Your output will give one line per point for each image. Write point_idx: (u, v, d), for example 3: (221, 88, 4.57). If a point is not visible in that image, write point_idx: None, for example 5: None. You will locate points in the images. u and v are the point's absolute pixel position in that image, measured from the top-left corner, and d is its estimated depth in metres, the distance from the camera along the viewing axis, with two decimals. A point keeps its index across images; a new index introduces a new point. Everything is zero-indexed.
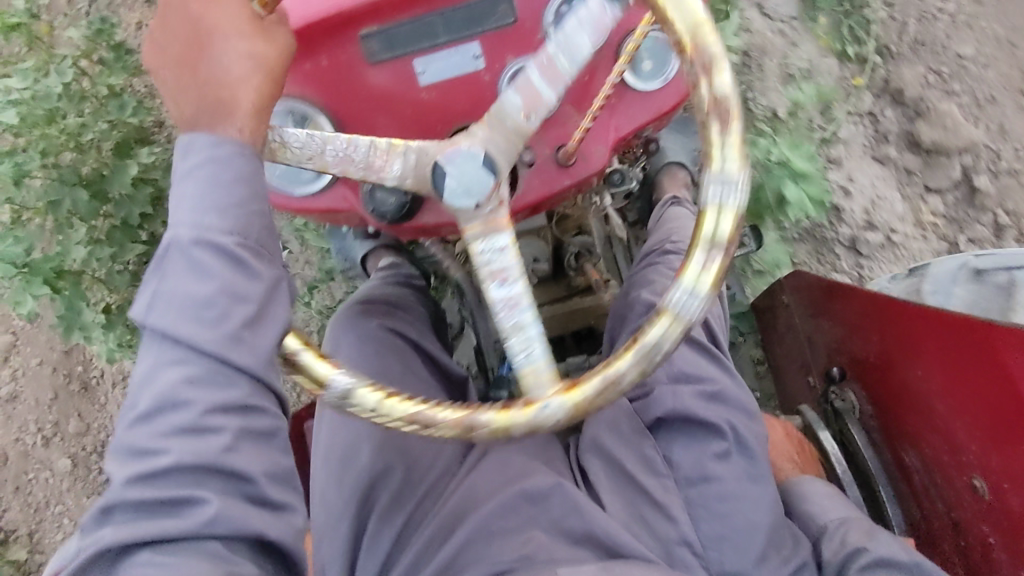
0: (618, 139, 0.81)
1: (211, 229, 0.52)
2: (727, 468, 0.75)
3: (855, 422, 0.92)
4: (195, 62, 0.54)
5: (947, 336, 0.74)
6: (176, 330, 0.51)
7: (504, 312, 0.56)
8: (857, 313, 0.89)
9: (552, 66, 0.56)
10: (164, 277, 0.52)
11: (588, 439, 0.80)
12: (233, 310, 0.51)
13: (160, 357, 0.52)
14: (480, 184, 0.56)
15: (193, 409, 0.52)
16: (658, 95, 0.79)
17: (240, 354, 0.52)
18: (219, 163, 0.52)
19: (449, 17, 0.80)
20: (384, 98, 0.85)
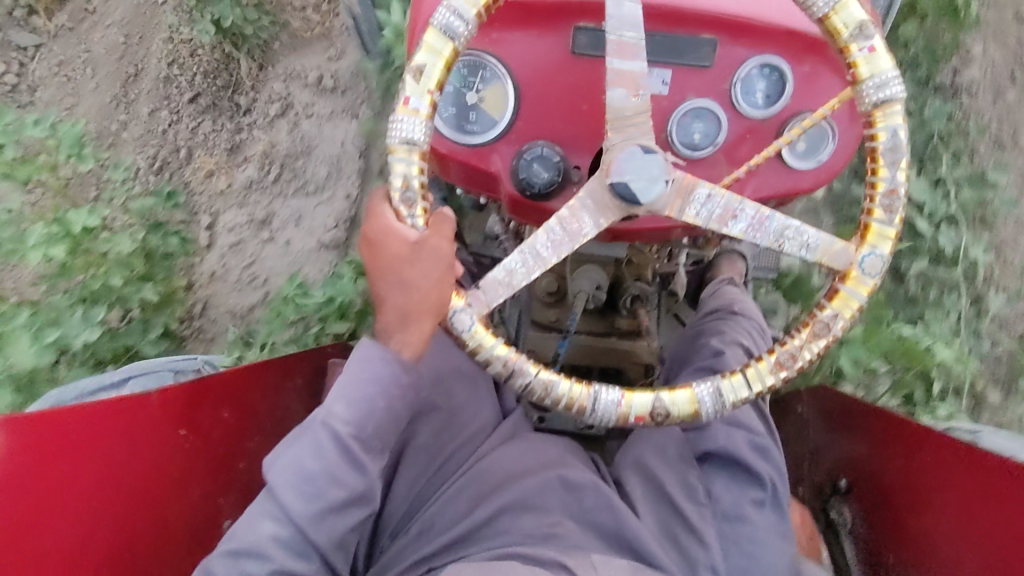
0: (751, 199, 0.84)
1: (336, 419, 0.69)
2: (761, 517, 0.80)
3: (847, 537, 1.10)
4: (389, 289, 0.66)
5: (981, 476, 0.87)
6: (284, 492, 0.68)
7: (758, 232, 0.66)
8: (887, 437, 1.04)
9: (624, 47, 0.66)
10: (293, 448, 0.70)
11: (631, 456, 0.87)
12: (331, 490, 0.69)
13: (265, 512, 0.69)
14: (657, 167, 0.64)
15: (269, 565, 0.67)
16: (800, 173, 0.83)
17: (317, 530, 0.69)
18: (366, 367, 0.69)
19: (659, 41, 0.78)
20: (564, 91, 0.82)
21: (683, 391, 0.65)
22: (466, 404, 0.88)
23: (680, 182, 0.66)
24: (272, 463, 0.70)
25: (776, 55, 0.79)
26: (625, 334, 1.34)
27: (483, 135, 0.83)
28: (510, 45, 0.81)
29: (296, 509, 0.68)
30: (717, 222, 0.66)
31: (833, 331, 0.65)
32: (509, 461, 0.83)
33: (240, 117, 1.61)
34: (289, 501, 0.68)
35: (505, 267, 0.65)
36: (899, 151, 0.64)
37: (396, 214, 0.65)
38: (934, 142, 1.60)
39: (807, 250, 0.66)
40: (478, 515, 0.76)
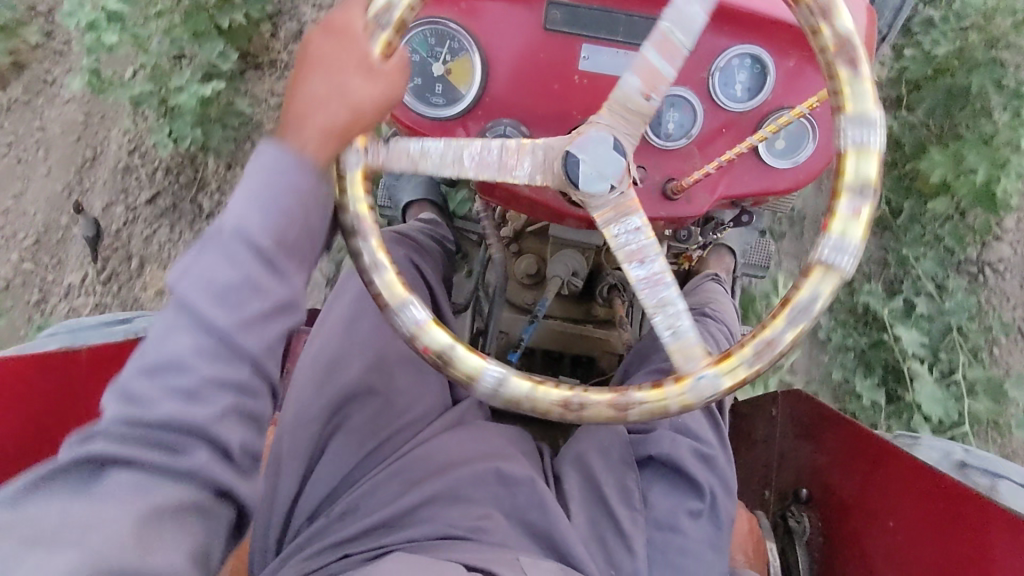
0: (724, 196, 0.81)
1: (254, 225, 0.54)
2: (694, 527, 0.78)
3: (802, 547, 1.07)
4: (335, 83, 0.57)
5: (936, 504, 0.85)
6: (193, 305, 0.52)
7: (648, 290, 0.63)
8: (848, 451, 1.03)
9: (669, 43, 0.60)
10: (201, 256, 0.54)
11: (574, 453, 0.85)
12: (252, 304, 0.53)
13: (172, 323, 0.53)
14: (613, 166, 0.61)
15: (193, 374, 0.51)
16: (777, 173, 0.80)
17: (245, 336, 0.53)
18: (279, 171, 0.55)
19: (638, 23, 0.74)
20: (535, 67, 0.78)
21: (479, 357, 0.62)
22: (407, 390, 0.84)
23: (623, 201, 0.62)
24: (173, 280, 0.54)
25: (760, 46, 0.74)
26: (601, 322, 1.32)
27: (448, 108, 0.79)
28: (482, 16, 0.77)
29: (214, 320, 0.52)
30: (626, 255, 0.63)
31: (665, 409, 0.61)
32: (447, 447, 0.81)
33: (201, 221, 1.57)
34: (204, 313, 0.52)
35: (421, 144, 0.63)
36: (807, 316, 0.60)
37: (364, 26, 0.58)
38: (952, 334, 1.51)
39: (672, 333, 0.62)
40: (405, 504, 0.75)
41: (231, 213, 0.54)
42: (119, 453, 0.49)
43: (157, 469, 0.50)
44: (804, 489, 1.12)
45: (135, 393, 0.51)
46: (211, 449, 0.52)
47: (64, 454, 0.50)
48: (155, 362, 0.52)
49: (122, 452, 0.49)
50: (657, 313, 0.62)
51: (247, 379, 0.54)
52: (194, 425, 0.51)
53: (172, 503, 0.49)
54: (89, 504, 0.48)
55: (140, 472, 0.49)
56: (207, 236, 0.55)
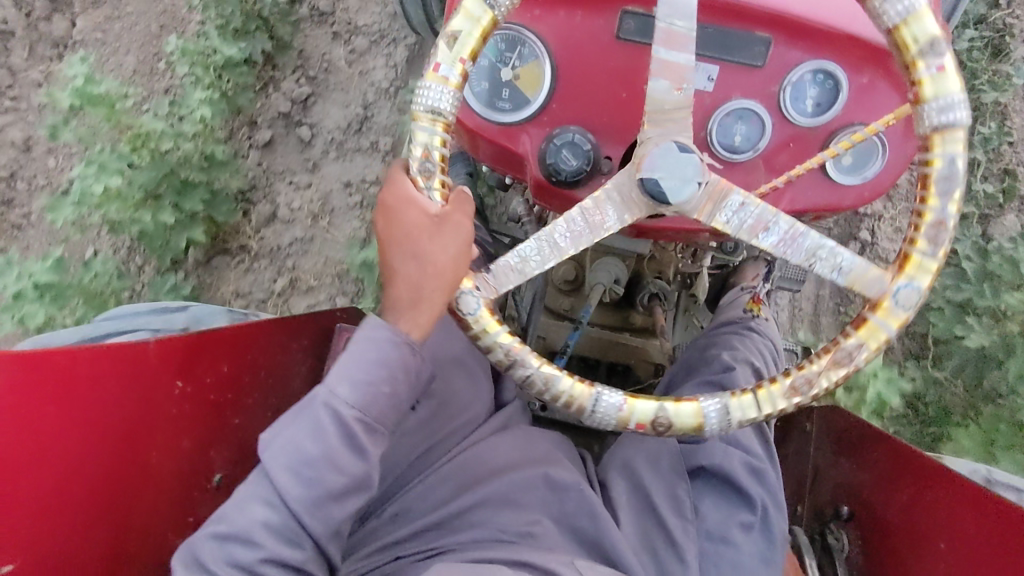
0: (787, 211, 0.80)
1: (339, 401, 0.64)
2: (746, 539, 0.77)
3: (841, 564, 1.07)
4: (394, 265, 0.63)
5: (994, 528, 0.85)
6: (281, 473, 0.64)
7: (789, 248, 0.63)
8: (893, 467, 1.02)
9: (674, 35, 0.61)
10: (293, 430, 0.65)
11: (618, 459, 0.86)
12: (331, 472, 0.65)
13: (259, 493, 0.65)
14: (690, 167, 0.61)
15: (258, 551, 0.64)
16: (843, 189, 0.79)
17: (314, 516, 0.65)
18: (372, 347, 0.64)
19: (709, 34, 0.74)
20: (605, 77, 0.78)
21: (692, 402, 0.61)
22: (462, 397, 0.86)
23: (714, 187, 0.62)
24: (269, 438, 0.66)
25: (833, 62, 0.74)
26: (638, 331, 1.32)
27: (515, 113, 0.79)
28: (553, 24, 0.77)
29: (293, 494, 0.64)
30: (747, 232, 0.63)
31: (855, 361, 0.61)
32: (494, 453, 0.83)
33: None
34: (287, 483, 0.64)
35: (518, 254, 0.63)
36: (936, 249, 0.59)
37: (413, 183, 0.62)
38: None
39: (839, 274, 0.62)
40: (457, 505, 0.76)
41: (326, 385, 0.65)
42: None
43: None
44: (842, 506, 1.11)
45: (207, 561, 0.64)
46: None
47: None
48: (228, 528, 0.64)
49: None
50: (812, 263, 0.63)
51: (305, 557, 0.66)
52: None
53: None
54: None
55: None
56: (306, 400, 0.66)
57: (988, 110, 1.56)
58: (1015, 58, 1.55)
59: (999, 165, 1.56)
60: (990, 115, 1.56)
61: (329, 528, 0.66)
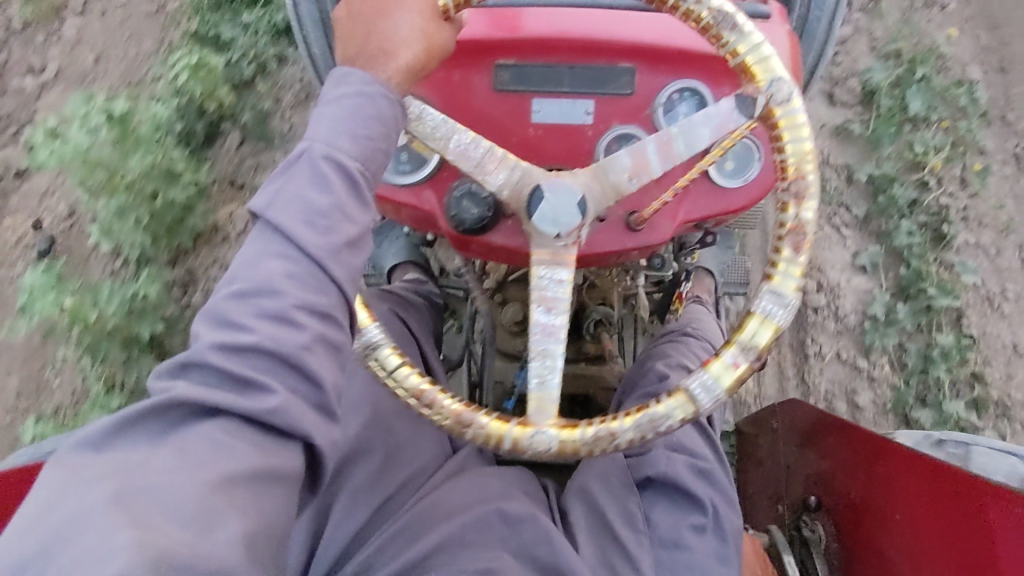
0: (686, 222, 0.86)
1: (341, 152, 0.57)
2: (700, 541, 0.80)
3: (820, 555, 1.07)
4: (377, 20, 0.62)
5: (932, 482, 0.84)
6: (287, 225, 0.55)
7: (540, 334, 0.69)
8: (849, 451, 1.04)
9: (669, 145, 0.69)
10: (290, 178, 0.56)
11: (575, 485, 0.87)
12: (341, 225, 0.56)
13: (267, 247, 0.55)
14: (567, 219, 0.68)
15: (284, 299, 0.53)
16: (733, 193, 0.84)
17: (336, 265, 0.55)
18: (364, 100, 0.59)
19: (578, 72, 0.80)
20: (493, 126, 0.82)
21: (420, 379, 0.67)
22: (408, 442, 0.87)
23: (564, 252, 0.70)
24: (264, 202, 0.56)
25: (695, 79, 0.80)
26: (592, 359, 1.34)
27: (417, 171, 0.85)
28: (436, 86, 0.82)
29: (306, 242, 0.54)
30: (539, 297, 0.70)
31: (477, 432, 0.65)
32: (451, 496, 0.83)
33: None
34: (295, 232, 0.54)
35: (420, 107, 0.70)
36: (654, 428, 0.64)
37: None
38: None
39: (540, 380, 0.68)
40: (411, 553, 0.76)
41: (319, 139, 0.57)
42: (214, 396, 0.50)
43: (242, 413, 0.50)
44: (812, 496, 1.13)
45: (231, 317, 0.53)
46: (296, 384, 0.53)
47: (160, 388, 0.51)
48: (247, 285, 0.54)
49: (220, 392, 0.50)
50: (537, 358, 0.69)
51: (332, 303, 0.55)
52: (284, 354, 0.53)
53: (246, 469, 0.49)
54: (174, 453, 0.48)
55: (223, 419, 0.50)
56: (291, 163, 0.57)
57: (941, 315, 1.58)
58: (957, 245, 1.62)
59: (966, 372, 1.56)
60: (945, 317, 1.59)
61: (354, 278, 0.57)
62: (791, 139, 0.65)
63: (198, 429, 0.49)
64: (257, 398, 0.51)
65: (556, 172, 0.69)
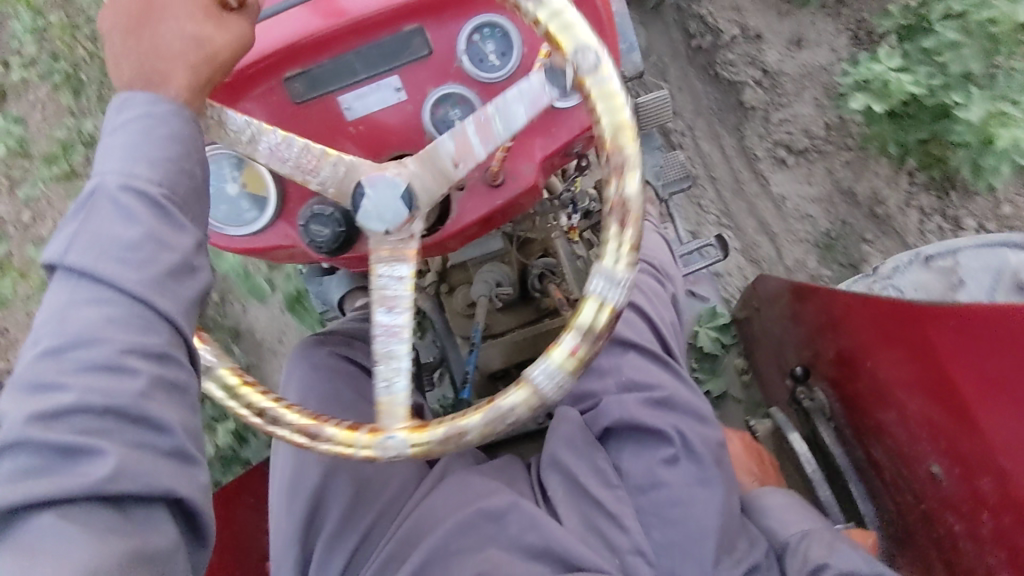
0: (547, 157, 0.81)
1: (138, 178, 0.54)
2: (675, 474, 0.79)
3: (823, 422, 1.02)
4: (142, 31, 0.58)
5: (887, 316, 0.80)
6: (98, 268, 0.51)
7: (383, 336, 0.67)
8: (817, 308, 1.00)
9: (486, 125, 0.63)
10: (87, 220, 0.53)
11: (546, 457, 0.84)
12: (160, 255, 0.53)
13: (76, 294, 0.52)
14: (393, 213, 0.64)
15: (109, 345, 0.50)
16: (577, 110, 0.79)
17: (163, 298, 0.53)
18: (157, 127, 0.56)
19: (366, 53, 0.75)
20: (315, 136, 0.79)
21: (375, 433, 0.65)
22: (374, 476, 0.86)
23: (406, 249, 0.67)
24: (61, 249, 0.52)
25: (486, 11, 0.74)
26: (554, 312, 1.31)
27: (260, 217, 0.82)
28: None
29: (124, 278, 0.52)
30: (379, 297, 0.67)
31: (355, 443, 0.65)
32: (427, 513, 0.82)
33: None
34: (111, 273, 0.51)
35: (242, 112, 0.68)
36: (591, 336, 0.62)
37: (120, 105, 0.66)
38: None
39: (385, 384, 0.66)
40: None
41: (110, 174, 0.54)
42: (38, 484, 0.47)
43: (78, 492, 0.47)
44: (802, 364, 1.09)
45: (46, 378, 0.50)
46: (134, 426, 0.51)
47: None
48: (60, 340, 0.51)
49: (40, 479, 0.47)
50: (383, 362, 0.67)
51: (166, 341, 0.53)
52: (117, 400, 0.50)
53: (117, 556, 0.48)
54: (18, 555, 0.45)
55: (62, 508, 0.47)
56: (82, 207, 0.53)
57: None
58: None
59: None
60: None
61: (185, 308, 0.55)
62: (593, 80, 0.59)
63: (39, 524, 0.47)
64: (89, 466, 0.48)
65: (379, 164, 0.66)
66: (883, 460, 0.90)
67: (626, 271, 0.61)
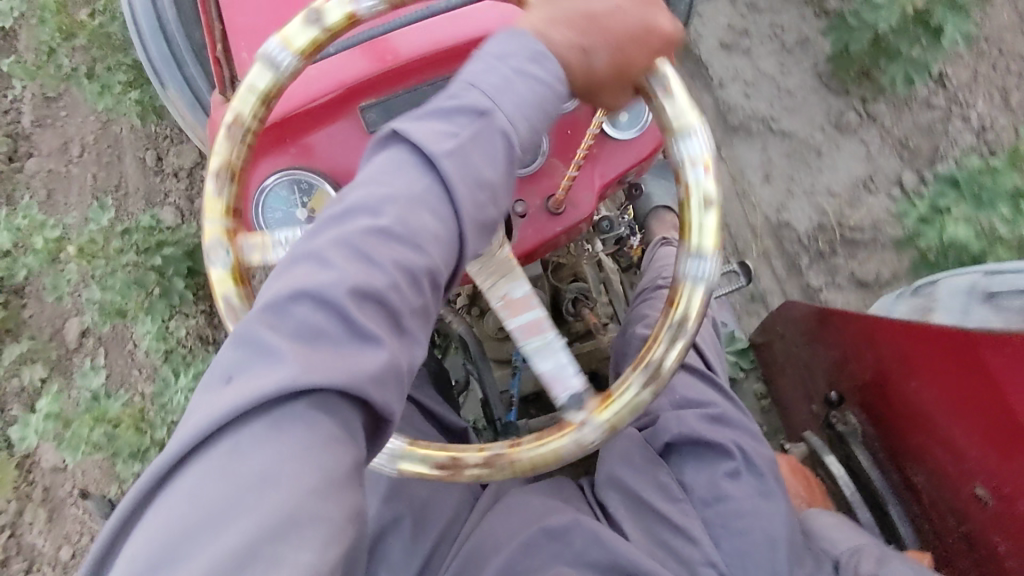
0: (605, 185, 0.84)
1: (516, 129, 0.52)
2: (738, 487, 0.79)
3: (859, 445, 1.05)
4: None
5: (931, 341, 0.83)
6: (454, 184, 0.49)
7: None
8: (848, 335, 1.03)
9: (528, 333, 0.60)
10: (460, 137, 0.50)
11: (602, 474, 0.84)
12: (488, 207, 0.51)
13: (413, 191, 0.49)
14: None
15: (417, 260, 0.48)
16: (636, 142, 0.83)
17: (469, 245, 0.51)
18: (549, 80, 0.53)
19: (441, 85, 0.78)
20: None
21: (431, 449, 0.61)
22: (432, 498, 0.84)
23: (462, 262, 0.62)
24: (437, 144, 0.50)
25: None
26: (583, 336, 1.32)
27: None
28: (310, 150, 0.79)
29: (460, 208, 0.50)
30: None
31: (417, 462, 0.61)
32: (489, 533, 0.80)
33: None
34: (458, 196, 0.49)
35: None
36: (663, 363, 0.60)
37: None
38: None
39: None
40: None
41: (506, 109, 0.51)
42: (334, 359, 0.43)
43: (349, 381, 0.43)
44: (836, 390, 1.12)
45: (370, 253, 0.47)
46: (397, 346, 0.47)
47: (266, 329, 0.44)
48: (392, 228, 0.48)
49: (333, 354, 0.43)
50: None
51: (444, 277, 0.51)
52: (402, 318, 0.48)
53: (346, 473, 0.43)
54: (269, 423, 0.42)
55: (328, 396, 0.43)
56: (467, 117, 0.51)
57: None
58: None
59: None
60: None
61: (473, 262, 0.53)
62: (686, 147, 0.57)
63: (297, 406, 0.42)
64: (368, 357, 0.45)
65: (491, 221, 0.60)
66: (922, 483, 0.92)
67: (704, 290, 0.59)
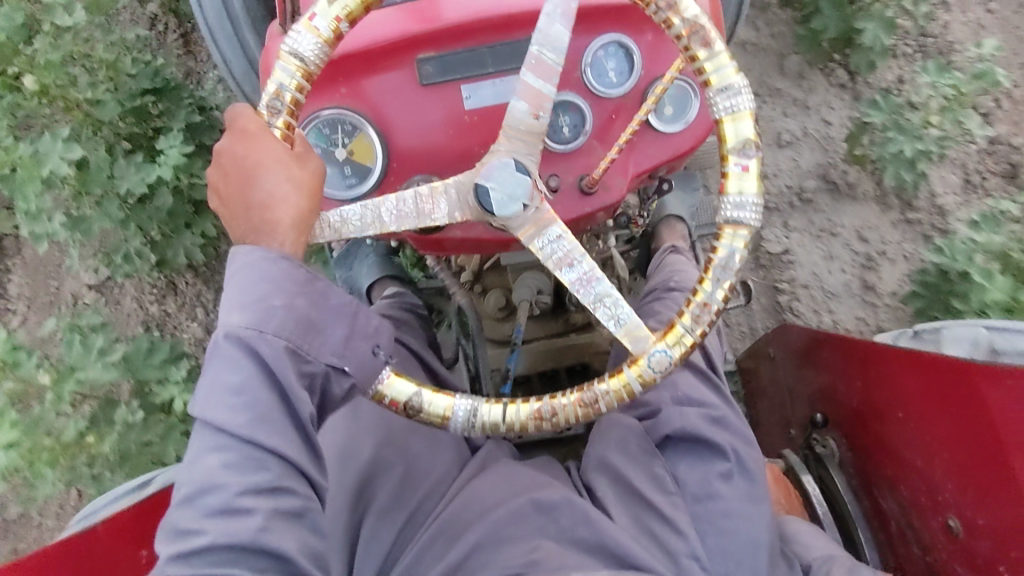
0: (637, 174, 0.86)
1: (234, 326, 0.60)
2: (729, 488, 0.81)
3: (834, 467, 1.08)
4: (245, 192, 0.62)
5: (926, 373, 0.87)
6: (217, 417, 0.60)
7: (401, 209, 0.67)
8: (840, 362, 1.07)
9: (541, 64, 0.65)
10: (207, 373, 0.61)
11: (595, 457, 0.88)
12: (259, 399, 0.60)
13: (205, 443, 0.61)
14: (520, 188, 0.64)
15: (228, 491, 0.59)
16: (676, 137, 0.85)
17: (266, 435, 0.60)
18: (251, 270, 0.60)
19: (499, 48, 0.79)
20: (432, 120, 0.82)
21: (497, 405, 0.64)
22: (422, 453, 0.87)
23: (540, 214, 0.66)
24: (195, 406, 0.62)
25: (616, 31, 0.80)
26: (582, 329, 1.36)
27: (363, 185, 0.81)
28: (363, 94, 0.81)
29: (235, 424, 0.60)
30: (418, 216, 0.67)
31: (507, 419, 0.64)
32: (478, 495, 0.82)
33: None
34: (226, 425, 0.60)
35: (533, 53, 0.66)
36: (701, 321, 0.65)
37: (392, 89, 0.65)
38: None
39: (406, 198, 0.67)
40: (453, 558, 0.76)
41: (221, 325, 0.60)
42: None
43: None
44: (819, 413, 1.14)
45: (182, 524, 0.60)
46: (271, 559, 0.60)
47: None
48: (191, 488, 0.61)
49: None
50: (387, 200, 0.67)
51: (276, 475, 0.61)
52: (238, 541, 0.59)
53: None
54: None
55: None
56: (218, 359, 0.60)
57: None
58: None
59: None
60: None
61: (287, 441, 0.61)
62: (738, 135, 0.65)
63: None
64: None
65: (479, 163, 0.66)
66: (893, 511, 0.95)
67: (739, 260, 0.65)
